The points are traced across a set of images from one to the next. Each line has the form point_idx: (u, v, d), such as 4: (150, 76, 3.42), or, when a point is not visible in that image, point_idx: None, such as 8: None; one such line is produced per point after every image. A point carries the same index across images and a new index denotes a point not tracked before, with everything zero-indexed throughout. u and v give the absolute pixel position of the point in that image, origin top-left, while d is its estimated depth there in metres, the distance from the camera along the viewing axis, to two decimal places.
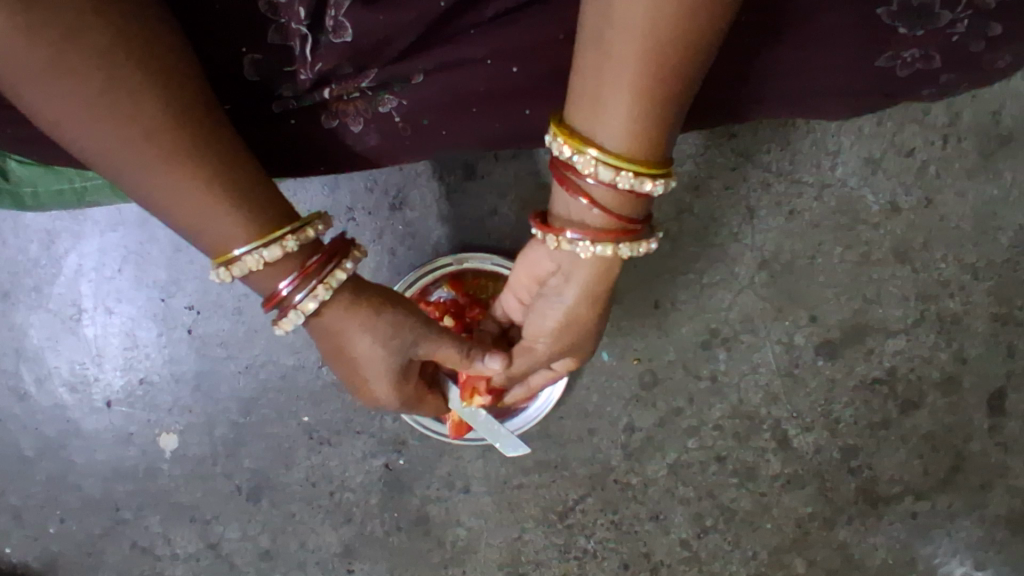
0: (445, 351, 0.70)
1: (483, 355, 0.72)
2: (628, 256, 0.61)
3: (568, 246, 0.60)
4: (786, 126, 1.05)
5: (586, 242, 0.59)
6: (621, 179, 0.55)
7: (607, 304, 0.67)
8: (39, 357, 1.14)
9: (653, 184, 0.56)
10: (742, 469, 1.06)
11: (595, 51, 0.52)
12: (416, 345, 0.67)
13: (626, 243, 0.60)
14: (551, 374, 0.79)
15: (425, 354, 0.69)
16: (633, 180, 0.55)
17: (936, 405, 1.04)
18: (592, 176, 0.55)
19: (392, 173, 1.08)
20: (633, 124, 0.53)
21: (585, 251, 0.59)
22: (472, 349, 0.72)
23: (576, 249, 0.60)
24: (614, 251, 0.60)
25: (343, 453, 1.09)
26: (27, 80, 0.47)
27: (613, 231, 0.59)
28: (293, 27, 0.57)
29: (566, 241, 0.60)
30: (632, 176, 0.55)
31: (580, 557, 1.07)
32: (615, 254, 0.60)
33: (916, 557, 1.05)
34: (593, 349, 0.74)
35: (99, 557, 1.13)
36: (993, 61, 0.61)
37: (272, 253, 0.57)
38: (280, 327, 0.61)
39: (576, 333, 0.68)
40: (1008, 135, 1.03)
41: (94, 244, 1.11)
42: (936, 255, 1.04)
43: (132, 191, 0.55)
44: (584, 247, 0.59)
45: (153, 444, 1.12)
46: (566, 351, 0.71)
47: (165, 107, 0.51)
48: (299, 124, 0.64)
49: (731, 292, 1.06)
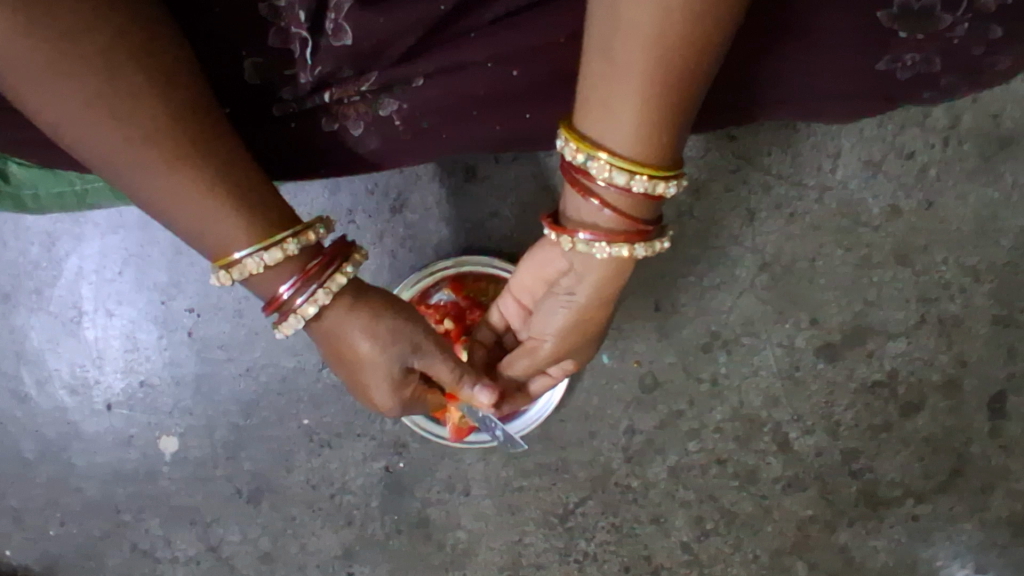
0: (444, 365, 0.69)
1: (473, 382, 0.70)
2: (644, 256, 0.61)
3: (584, 248, 0.60)
4: (786, 129, 1.05)
5: (602, 243, 0.59)
6: (635, 182, 0.55)
7: (615, 304, 0.67)
8: (39, 359, 1.14)
9: (665, 186, 0.56)
10: (742, 471, 1.06)
11: (602, 57, 0.52)
12: (415, 354, 0.67)
13: (641, 244, 0.59)
14: (551, 379, 0.79)
15: (426, 366, 0.68)
16: (646, 184, 0.55)
17: (937, 407, 1.04)
18: (605, 180, 0.55)
19: (392, 175, 1.08)
20: (643, 129, 0.54)
21: (601, 252, 0.59)
22: (464, 375, 0.70)
23: (592, 251, 0.60)
24: (630, 252, 0.59)
25: (343, 456, 1.09)
26: (28, 81, 0.47)
27: (628, 232, 0.59)
28: (294, 31, 0.58)
29: (581, 243, 0.60)
30: (646, 179, 0.55)
31: (580, 559, 1.07)
32: (631, 255, 0.60)
33: (917, 560, 1.05)
34: (595, 351, 0.74)
35: (100, 560, 1.13)
36: (994, 64, 0.61)
37: (272, 256, 0.57)
38: (280, 330, 0.61)
39: (584, 332, 0.68)
40: (1008, 138, 1.03)
41: (95, 246, 1.11)
42: (937, 258, 1.04)
43: (132, 194, 0.55)
44: (600, 248, 0.59)
45: (153, 447, 1.12)
46: (571, 352, 0.71)
47: (164, 109, 0.51)
48: (299, 127, 0.63)
49: (732, 295, 1.06)
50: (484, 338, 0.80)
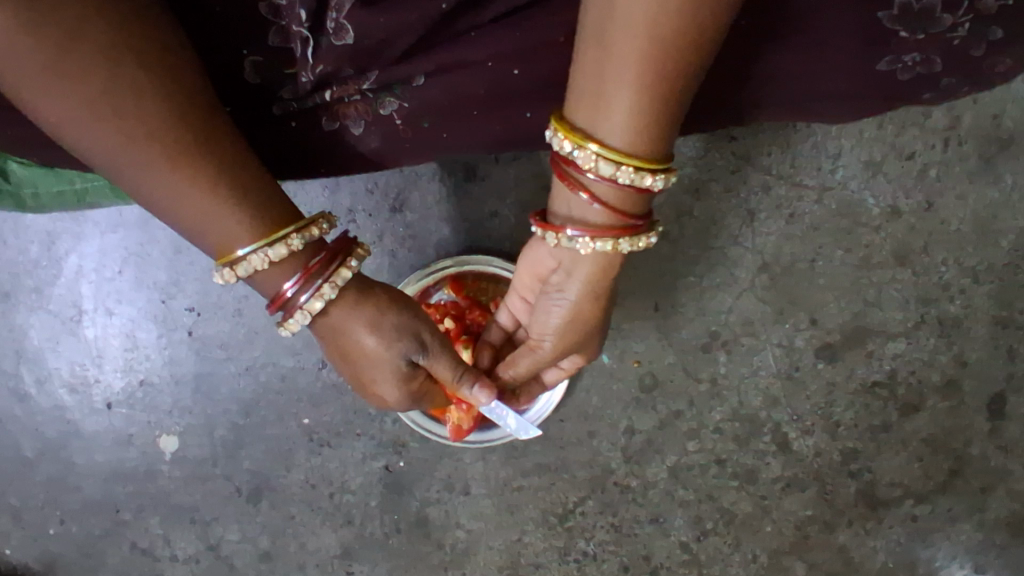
0: (442, 362, 0.69)
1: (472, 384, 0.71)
2: (629, 251, 0.61)
3: (568, 243, 0.60)
4: (786, 129, 1.05)
5: (587, 238, 0.59)
6: (621, 174, 0.55)
7: (611, 297, 0.66)
8: (39, 357, 1.14)
9: (653, 179, 0.56)
10: (742, 472, 1.06)
11: (595, 47, 0.52)
12: (418, 351, 0.67)
13: (626, 239, 0.59)
14: (562, 371, 0.80)
15: (427, 364, 0.68)
16: (633, 175, 0.55)
17: (936, 408, 1.04)
18: (592, 171, 0.55)
19: (392, 174, 1.08)
20: (634, 121, 0.54)
21: (584, 248, 0.60)
22: (462, 376, 0.70)
23: (576, 246, 0.60)
24: (614, 247, 0.59)
25: (343, 455, 1.09)
26: (29, 82, 0.47)
27: (613, 227, 0.59)
28: (294, 30, 0.57)
29: (566, 238, 0.60)
30: (632, 171, 0.55)
31: (579, 559, 1.07)
32: (615, 250, 0.60)
33: (916, 560, 1.05)
34: (601, 345, 0.74)
35: (100, 558, 1.13)
36: (994, 64, 0.61)
37: (277, 252, 0.57)
38: (285, 327, 0.61)
39: (584, 326, 0.68)
40: (1008, 138, 1.03)
41: (95, 244, 1.11)
42: (936, 259, 1.04)
43: (136, 194, 0.55)
44: (584, 243, 0.59)
45: (153, 445, 1.12)
46: (574, 347, 0.71)
47: (166, 107, 0.51)
48: (300, 126, 0.64)
49: (732, 295, 1.06)
50: (495, 337, 0.81)
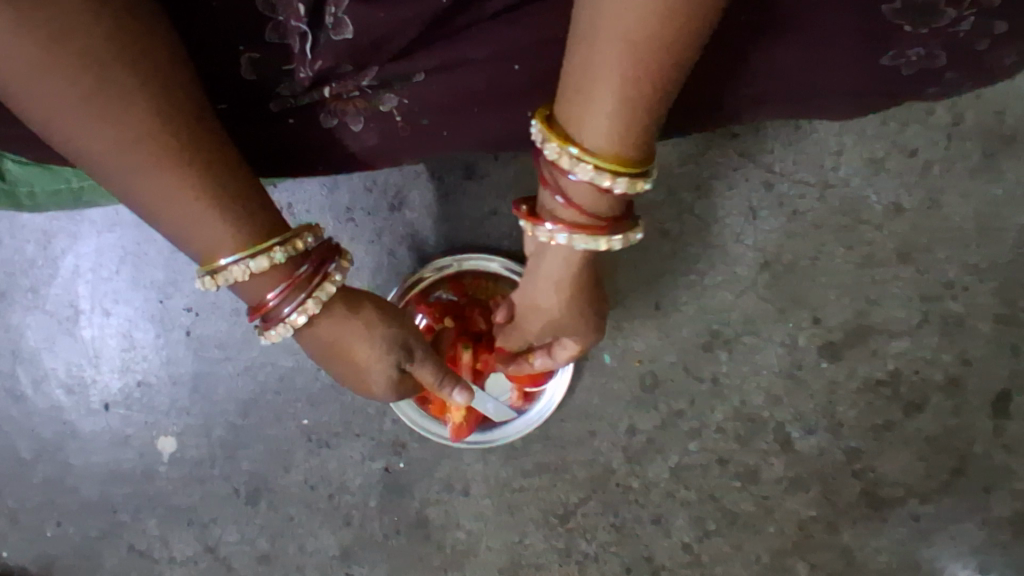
0: (428, 369, 0.69)
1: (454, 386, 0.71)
2: (585, 249, 0.60)
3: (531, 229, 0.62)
4: (787, 126, 1.04)
5: (545, 227, 0.60)
6: (579, 169, 0.55)
7: (592, 277, 0.66)
8: (35, 358, 1.13)
9: (612, 180, 0.55)
10: (743, 472, 1.05)
11: (575, 39, 0.52)
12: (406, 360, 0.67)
13: (581, 236, 0.59)
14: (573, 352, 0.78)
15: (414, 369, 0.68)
16: (591, 173, 0.55)
17: (940, 406, 1.04)
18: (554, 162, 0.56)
19: (391, 173, 1.07)
20: (601, 120, 0.53)
21: (543, 235, 0.61)
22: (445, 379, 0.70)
23: (537, 233, 0.61)
24: (568, 240, 0.60)
25: (343, 455, 1.08)
26: (21, 80, 0.47)
27: (573, 222, 0.59)
28: (292, 25, 0.56)
29: (530, 224, 0.62)
30: (591, 169, 0.55)
31: (580, 561, 1.06)
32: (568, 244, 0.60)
33: (920, 560, 1.04)
34: (603, 322, 0.72)
35: (96, 560, 1.12)
36: (998, 59, 0.60)
37: (258, 264, 0.56)
38: (265, 337, 0.60)
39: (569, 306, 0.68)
40: (1011, 135, 1.02)
41: (92, 244, 1.11)
42: (940, 256, 1.03)
43: (122, 194, 0.54)
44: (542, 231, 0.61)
45: (151, 446, 1.12)
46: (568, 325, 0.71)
47: (155, 110, 0.50)
48: (297, 123, 0.63)
49: (733, 293, 1.06)
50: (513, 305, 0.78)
